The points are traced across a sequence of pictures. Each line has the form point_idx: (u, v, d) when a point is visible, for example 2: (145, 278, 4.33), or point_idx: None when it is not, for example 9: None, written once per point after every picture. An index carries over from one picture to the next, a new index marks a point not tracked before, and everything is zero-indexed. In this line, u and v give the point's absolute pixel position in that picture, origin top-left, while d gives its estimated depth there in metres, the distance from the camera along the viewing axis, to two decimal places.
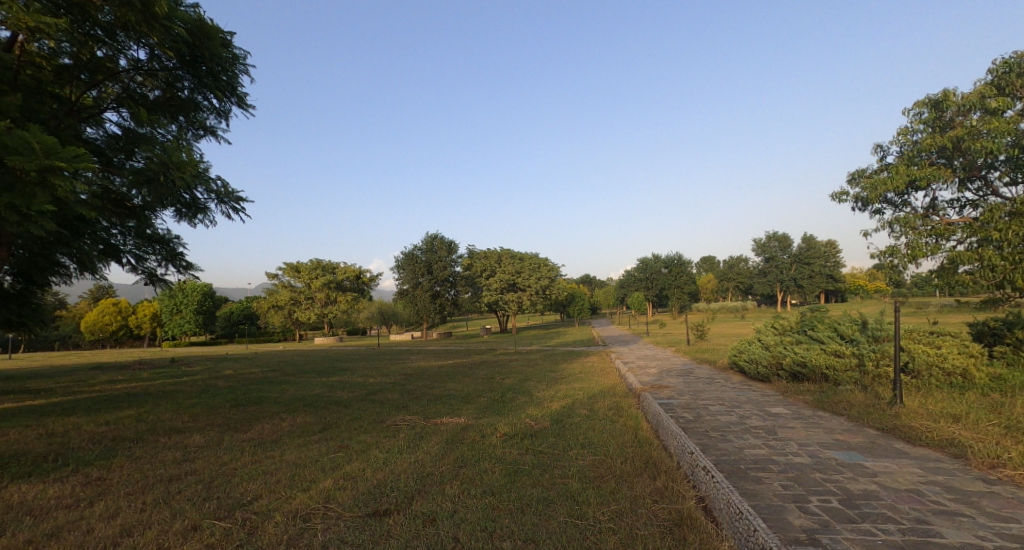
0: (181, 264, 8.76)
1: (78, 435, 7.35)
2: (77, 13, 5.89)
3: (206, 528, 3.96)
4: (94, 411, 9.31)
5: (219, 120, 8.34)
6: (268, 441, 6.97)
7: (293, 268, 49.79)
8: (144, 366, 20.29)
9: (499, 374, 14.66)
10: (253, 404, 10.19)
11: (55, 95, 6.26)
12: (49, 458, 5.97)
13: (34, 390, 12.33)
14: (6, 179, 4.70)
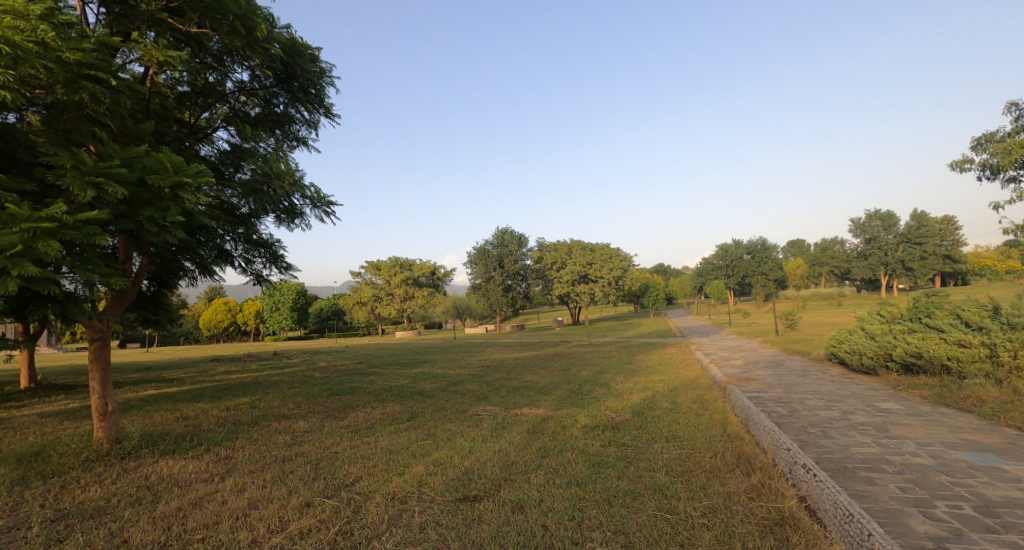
0: (282, 265, 9.54)
1: (207, 418, 8.35)
2: (193, 44, 6.63)
3: (318, 505, 4.35)
4: (216, 398, 10.50)
5: (310, 131, 8.97)
6: (363, 428, 7.49)
7: (375, 266, 53.08)
8: (253, 358, 22.63)
9: (575, 366, 14.63)
10: (347, 394, 10.99)
11: (177, 118, 7.06)
12: (186, 438, 6.84)
13: (168, 379, 14.16)
14: (146, 196, 5.42)
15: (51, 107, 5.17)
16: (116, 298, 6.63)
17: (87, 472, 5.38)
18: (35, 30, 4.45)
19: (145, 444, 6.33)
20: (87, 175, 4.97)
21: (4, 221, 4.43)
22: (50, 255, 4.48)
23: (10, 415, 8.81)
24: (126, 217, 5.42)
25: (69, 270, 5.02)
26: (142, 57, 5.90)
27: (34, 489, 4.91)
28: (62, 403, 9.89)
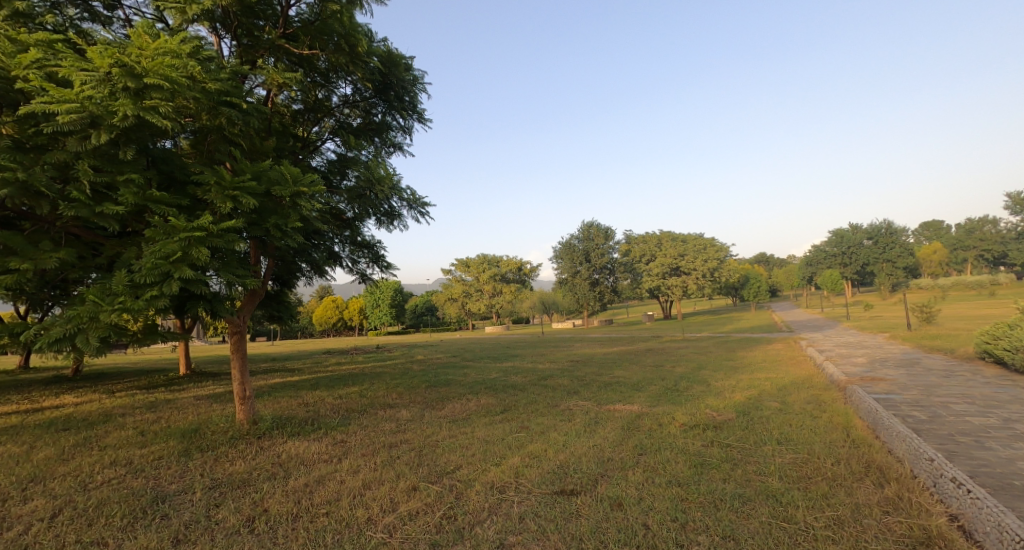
0: (384, 264, 10.20)
1: (324, 405, 9.20)
2: (305, 66, 7.31)
3: (423, 490, 4.61)
4: (330, 387, 11.54)
5: (405, 137, 9.48)
6: (460, 419, 7.79)
7: (464, 264, 54.98)
8: (359, 351, 24.55)
9: (669, 362, 14.03)
10: (444, 386, 11.52)
11: (294, 134, 7.81)
12: (308, 422, 7.61)
13: (290, 369, 15.84)
14: (271, 205, 6.11)
15: (197, 132, 5.94)
16: (249, 297, 7.51)
17: (233, 448, 6.18)
18: (185, 67, 5.15)
19: (276, 426, 7.12)
20: (227, 188, 5.67)
21: (167, 232, 5.21)
22: (201, 260, 5.20)
23: (172, 397, 10.39)
24: (257, 224, 6.12)
25: (215, 272, 5.79)
26: (267, 80, 6.60)
27: (194, 460, 5.75)
28: (210, 388, 11.45)
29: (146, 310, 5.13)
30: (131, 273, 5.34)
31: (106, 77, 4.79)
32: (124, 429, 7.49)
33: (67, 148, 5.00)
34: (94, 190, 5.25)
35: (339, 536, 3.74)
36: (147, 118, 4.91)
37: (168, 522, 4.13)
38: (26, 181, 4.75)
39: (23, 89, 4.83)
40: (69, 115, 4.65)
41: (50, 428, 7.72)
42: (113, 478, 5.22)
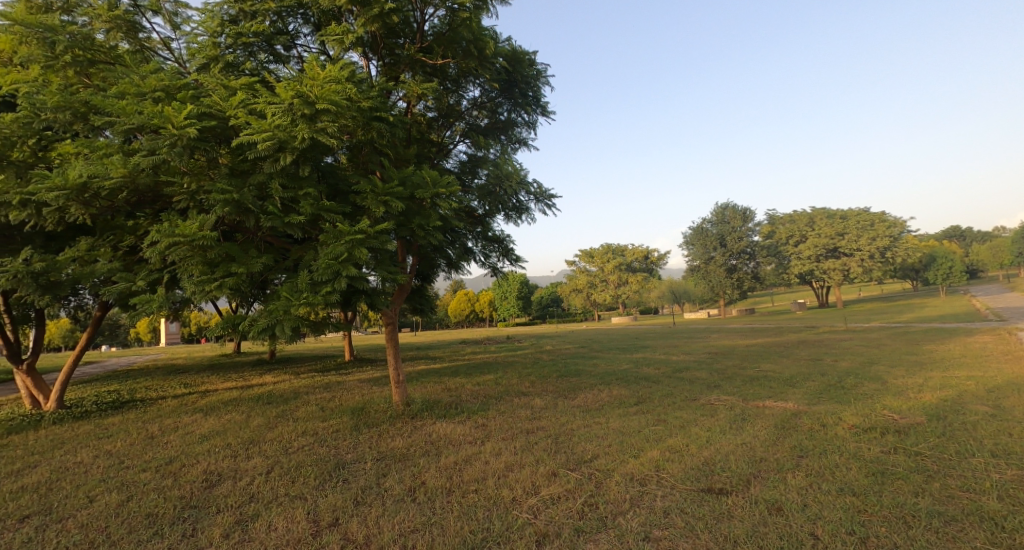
0: (513, 258, 10.52)
1: (465, 391, 9.87)
2: (439, 75, 7.84)
3: (563, 476, 4.70)
4: (468, 374, 12.33)
5: (530, 132, 9.65)
6: (593, 409, 7.78)
7: (588, 254, 54.64)
8: (491, 341, 25.83)
9: (828, 355, 12.36)
10: (574, 376, 11.59)
11: (431, 140, 8.41)
12: (453, 406, 8.24)
13: (433, 357, 17.28)
14: (415, 207, 6.78)
15: (354, 147, 6.73)
16: (399, 291, 8.35)
17: (393, 426, 6.95)
18: (345, 90, 5.88)
19: (426, 409, 7.85)
20: (380, 195, 6.36)
21: (336, 236, 6.05)
22: (362, 259, 5.93)
23: (341, 379, 12.01)
24: (403, 226, 6.79)
25: (373, 270, 6.55)
26: (408, 93, 7.26)
27: (363, 434, 6.58)
28: (369, 373, 13.01)
29: (324, 304, 5.99)
30: (311, 273, 6.28)
31: (289, 107, 5.66)
32: (308, 405, 8.88)
33: (264, 171, 6.02)
34: (282, 205, 6.25)
35: (489, 512, 3.99)
36: (319, 139, 5.71)
37: (348, 485, 4.80)
38: (238, 200, 5.82)
39: (232, 125, 5.91)
40: (265, 142, 5.58)
41: (257, 401, 9.46)
42: (305, 445, 6.23)
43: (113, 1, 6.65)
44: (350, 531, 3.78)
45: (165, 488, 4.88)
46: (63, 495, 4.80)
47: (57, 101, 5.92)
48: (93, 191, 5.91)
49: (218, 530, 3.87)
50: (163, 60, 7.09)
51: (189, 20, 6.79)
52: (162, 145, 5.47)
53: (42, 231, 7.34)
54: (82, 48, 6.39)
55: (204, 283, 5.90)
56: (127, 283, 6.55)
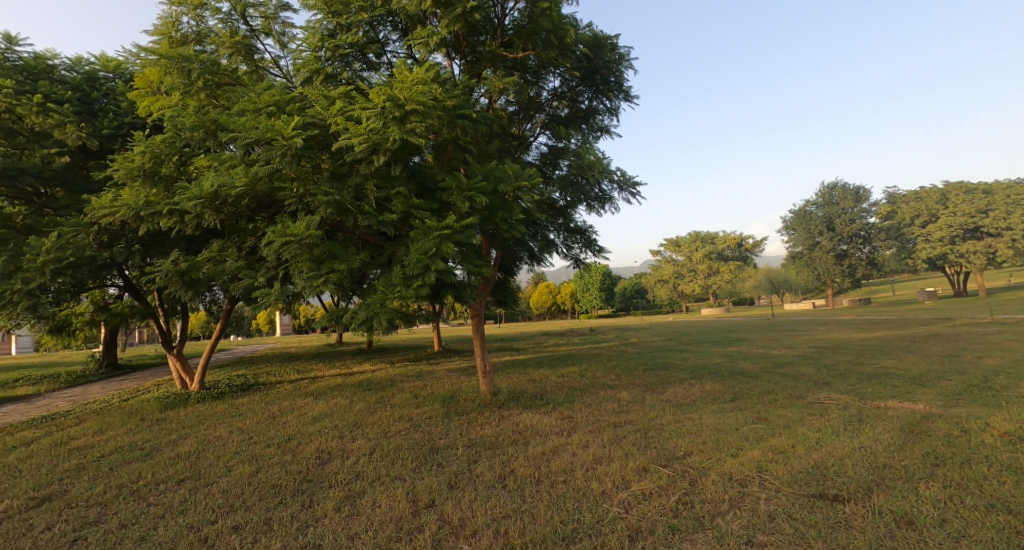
0: (596, 249, 10.28)
1: (549, 382, 9.92)
2: (519, 68, 7.87)
3: (654, 472, 4.56)
4: (553, 365, 12.37)
5: (612, 119, 9.37)
6: (685, 404, 7.45)
7: (674, 243, 52.37)
8: (573, 333, 25.68)
9: (967, 352, 10.76)
10: (662, 369, 11.19)
11: (513, 134, 8.49)
12: (538, 397, 8.32)
13: (517, 349, 17.56)
14: (499, 201, 6.95)
15: (439, 146, 6.99)
16: (484, 283, 8.56)
17: (481, 415, 7.17)
18: (431, 90, 6.12)
19: (512, 399, 8.00)
20: (465, 190, 6.57)
21: (425, 231, 6.33)
22: (449, 253, 6.17)
23: (431, 368, 12.60)
24: (487, 220, 6.96)
25: (460, 264, 6.79)
26: (490, 89, 7.40)
27: (453, 422, 6.86)
28: (457, 363, 13.52)
29: (416, 297, 6.31)
30: (404, 268, 6.64)
31: (381, 111, 5.99)
32: (403, 392, 9.43)
33: (360, 173, 6.45)
34: (376, 204, 6.67)
35: (579, 504, 3.98)
36: (408, 139, 6.01)
37: (442, 469, 5.04)
38: (338, 201, 6.29)
39: (333, 132, 6.39)
40: (361, 146, 5.96)
41: (358, 388, 10.22)
42: (401, 430, 6.64)
43: (234, 28, 7.44)
44: (446, 513, 3.95)
45: (286, 463, 5.46)
46: (207, 464, 5.54)
47: (193, 122, 6.77)
48: (222, 198, 6.69)
49: (331, 504, 4.24)
50: (274, 77, 7.81)
51: (294, 39, 7.41)
52: (276, 155, 6.07)
53: (183, 236, 8.47)
54: (211, 73, 7.23)
55: (312, 278, 6.46)
56: (249, 280, 7.37)
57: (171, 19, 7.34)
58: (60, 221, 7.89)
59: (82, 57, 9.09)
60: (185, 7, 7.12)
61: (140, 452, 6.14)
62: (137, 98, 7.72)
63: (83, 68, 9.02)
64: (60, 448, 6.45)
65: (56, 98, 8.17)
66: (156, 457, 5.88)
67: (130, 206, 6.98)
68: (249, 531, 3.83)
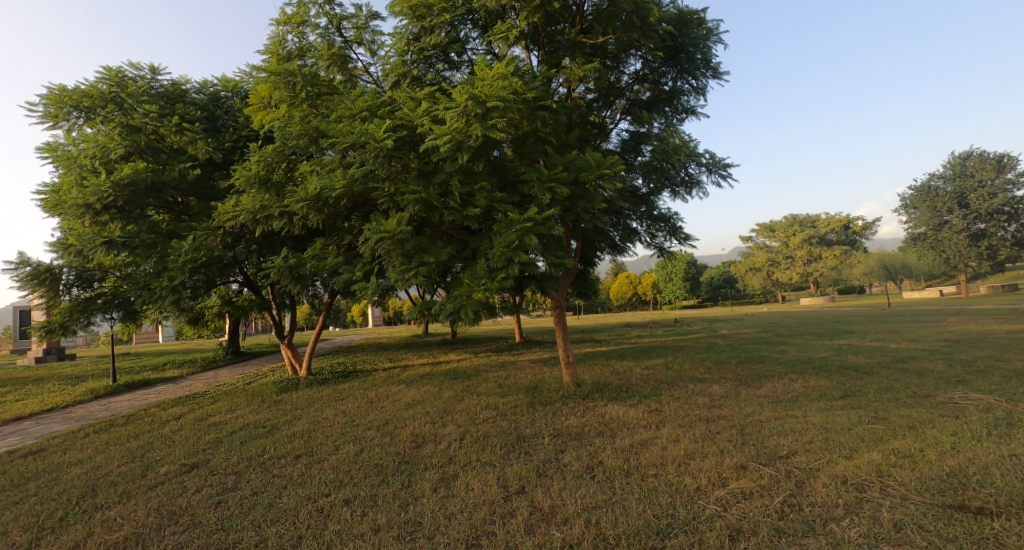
0: (681, 237, 9.77)
1: (634, 374, 9.70)
2: (599, 54, 7.68)
3: (754, 470, 4.32)
4: (637, 357, 12.07)
5: (698, 99, 8.85)
6: (786, 400, 6.92)
7: (768, 228, 48.63)
8: (657, 325, 24.84)
9: None
10: (758, 363, 10.48)
11: (592, 122, 8.31)
12: (623, 389, 8.17)
13: (599, 340, 17.32)
14: (579, 191, 6.89)
15: (519, 139, 7.04)
16: (565, 274, 8.54)
17: (566, 405, 7.20)
18: (512, 84, 6.18)
19: (596, 390, 7.92)
20: (546, 182, 6.58)
21: (508, 224, 6.45)
22: (532, 246, 6.21)
23: (514, 359, 12.83)
24: (568, 210, 6.93)
25: (541, 256, 6.82)
26: (570, 78, 7.32)
27: (538, 412, 6.95)
28: (539, 354, 13.65)
29: (500, 289, 6.44)
30: (487, 261, 6.79)
31: (464, 109, 6.15)
32: (488, 381, 9.71)
33: (445, 170, 6.69)
34: (461, 200, 6.88)
35: (672, 499, 3.88)
36: (490, 134, 6.13)
37: (530, 457, 5.13)
38: (425, 198, 6.59)
39: (419, 132, 6.68)
40: (446, 144, 6.16)
41: (446, 377, 10.67)
42: (488, 418, 6.84)
43: (330, 41, 8.00)
44: (537, 499, 4.04)
45: (385, 444, 5.86)
46: (318, 443, 6.11)
47: (298, 131, 7.40)
48: (323, 200, 7.28)
49: (428, 484, 4.50)
50: (365, 84, 8.29)
51: (383, 45, 7.81)
52: (370, 157, 6.48)
53: (291, 236, 9.33)
54: (311, 84, 7.84)
55: (403, 273, 6.83)
56: (348, 275, 7.96)
57: (278, 39, 8.05)
58: (194, 226, 9.04)
59: (208, 79, 10.27)
60: (289, 25, 7.77)
61: (263, 429, 6.91)
62: (252, 112, 8.57)
63: (209, 90, 10.22)
64: (200, 424, 7.44)
65: (189, 118, 9.33)
66: (276, 435, 6.58)
67: (248, 210, 7.81)
68: (358, 505, 4.17)
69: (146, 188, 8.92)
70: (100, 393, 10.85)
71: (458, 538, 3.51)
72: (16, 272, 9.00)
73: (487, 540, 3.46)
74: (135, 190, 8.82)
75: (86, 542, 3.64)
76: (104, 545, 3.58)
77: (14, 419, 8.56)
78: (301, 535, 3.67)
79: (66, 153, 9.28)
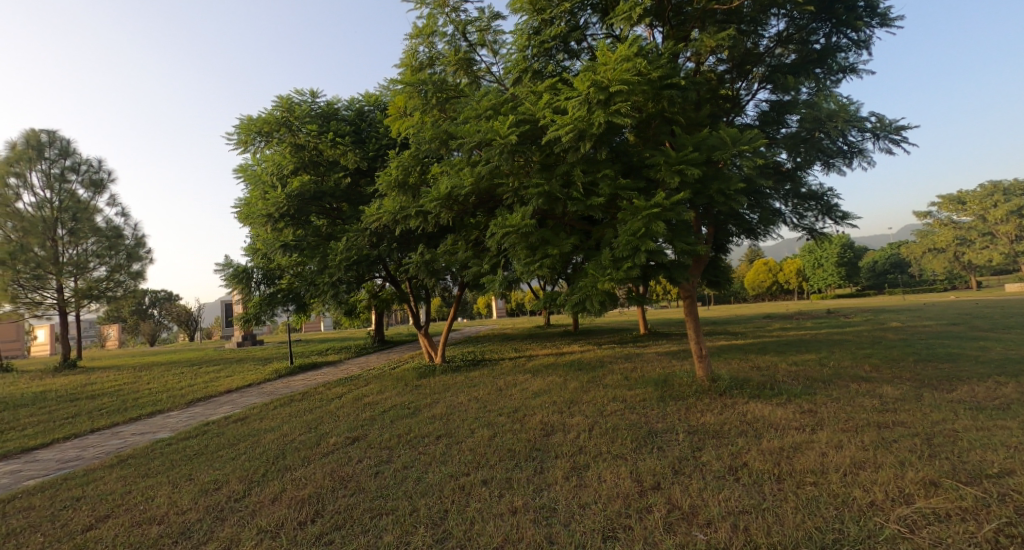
0: (837, 216, 8.54)
1: (780, 370, 8.76)
2: (734, 19, 6.99)
3: (949, 489, 3.63)
4: (782, 352, 10.88)
5: (859, 55, 7.63)
6: (990, 408, 5.68)
7: (955, 200, 40.33)
8: (806, 316, 22.13)
9: None
10: (946, 361, 8.76)
11: (724, 95, 7.63)
12: (767, 386, 7.43)
13: (735, 333, 15.97)
14: (712, 171, 6.43)
15: (644, 122, 6.75)
16: (696, 262, 8.00)
17: (701, 401, 6.77)
18: (636, 66, 5.93)
19: (735, 386, 7.32)
20: (674, 164, 6.23)
21: (634, 212, 6.24)
22: (660, 233, 5.93)
23: (640, 351, 12.41)
24: (700, 193, 6.48)
25: (670, 243, 6.47)
26: (699, 51, 6.82)
27: (670, 406, 6.64)
28: (667, 346, 13.03)
29: (626, 279, 6.23)
30: (612, 251, 6.64)
31: (586, 97, 6.06)
32: (614, 373, 9.53)
33: (568, 160, 6.67)
34: (584, 190, 6.81)
35: (839, 512, 3.44)
36: (614, 120, 5.96)
37: (664, 453, 4.93)
38: (548, 191, 6.66)
39: (541, 125, 6.75)
40: (568, 135, 6.13)
41: (571, 367, 10.72)
42: (617, 410, 6.71)
43: (457, 46, 8.42)
44: (675, 497, 3.87)
45: (517, 431, 6.09)
46: (456, 425, 6.56)
47: (430, 135, 7.94)
48: (454, 198, 7.74)
49: (560, 472, 4.57)
50: (488, 84, 8.60)
51: (504, 44, 8.01)
52: (495, 154, 6.73)
53: (426, 234, 10.09)
54: (441, 90, 8.35)
55: (528, 264, 6.98)
56: (477, 268, 8.37)
57: (411, 51, 8.69)
58: (347, 229, 10.25)
59: (354, 97, 11.51)
60: (421, 37, 8.36)
61: (408, 411, 7.61)
62: (390, 122, 9.41)
63: (356, 106, 11.47)
64: (357, 402, 8.45)
65: (340, 133, 10.58)
66: (419, 416, 7.21)
67: (390, 212, 8.63)
68: (495, 486, 4.39)
69: (310, 197, 10.34)
70: (282, 372, 12.90)
71: (595, 527, 3.51)
72: (222, 273, 11.17)
73: (624, 533, 3.41)
74: (302, 199, 10.29)
75: (281, 496, 4.36)
76: (294, 500, 4.25)
77: (225, 391, 10.57)
78: (447, 509, 3.98)
79: (253, 172, 11.12)
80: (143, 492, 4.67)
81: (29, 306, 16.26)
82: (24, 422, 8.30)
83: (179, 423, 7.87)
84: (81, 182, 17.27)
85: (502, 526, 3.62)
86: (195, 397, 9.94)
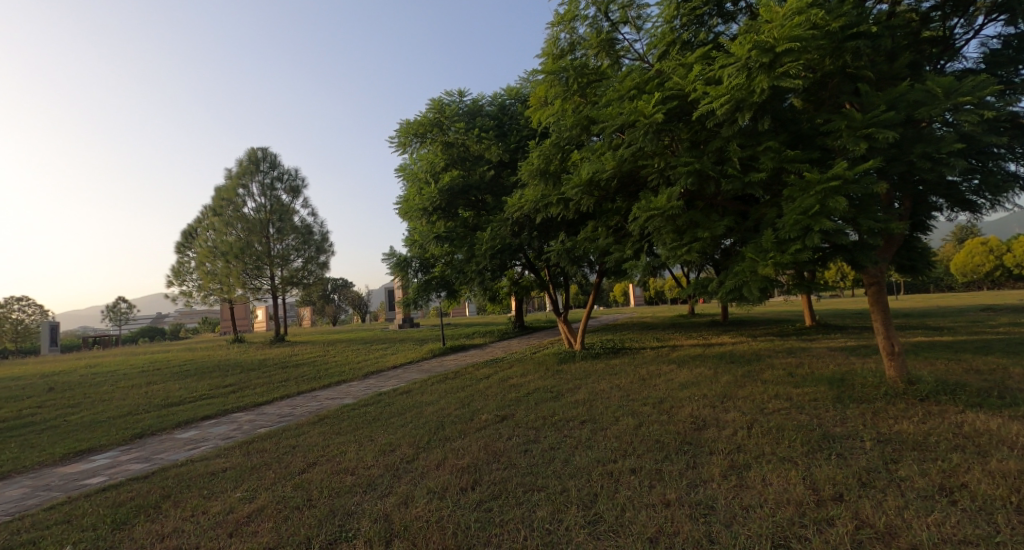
0: None
1: (1010, 375, 6.99)
2: None
3: None
4: (1011, 353, 8.69)
5: None
6: None
7: None
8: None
9: None
10: None
11: (930, 38, 6.27)
12: (991, 393, 6.00)
13: (939, 327, 13.18)
14: (913, 132, 5.37)
15: (819, 83, 5.87)
16: (887, 243, 6.76)
17: (893, 406, 5.74)
18: (810, 18, 5.16)
19: (943, 392, 6.04)
20: (860, 128, 5.31)
21: (804, 188, 5.49)
22: (839, 209, 5.12)
23: (808, 345, 10.97)
24: (895, 160, 5.44)
25: (852, 222, 5.55)
26: None
27: (851, 409, 5.76)
28: (843, 341, 11.32)
29: (795, 263, 5.51)
30: (776, 232, 5.93)
31: (745, 63, 5.46)
32: (775, 369, 8.59)
33: (722, 135, 6.11)
34: (742, 166, 6.18)
35: None
36: (780, 84, 5.28)
37: (845, 461, 4.30)
38: (699, 169, 6.19)
39: (691, 99, 6.27)
40: (723, 107, 5.59)
41: (723, 360, 9.92)
42: (781, 409, 6.04)
43: (598, 28, 8.23)
44: (864, 513, 3.35)
45: (665, 422, 5.84)
46: (599, 412, 6.53)
47: (571, 122, 7.91)
48: (595, 183, 7.63)
49: (717, 470, 4.28)
50: (631, 62, 8.26)
51: (649, 17, 7.59)
52: (639, 135, 6.45)
53: (566, 220, 10.16)
54: (581, 75, 8.27)
55: (675, 249, 6.59)
56: (619, 254, 8.16)
57: (552, 40, 8.72)
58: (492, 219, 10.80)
59: (497, 92, 12.01)
60: (562, 24, 8.34)
61: (551, 394, 7.80)
62: (531, 113, 9.58)
63: (498, 101, 11.98)
64: (504, 383, 8.93)
65: (484, 128, 11.13)
66: (563, 400, 7.35)
67: (533, 200, 8.86)
68: (645, 476, 4.27)
69: (459, 191, 11.13)
70: (437, 352, 14.20)
71: (762, 533, 3.21)
72: (388, 262, 12.62)
73: (800, 544, 3.06)
74: (452, 193, 11.15)
75: (444, 463, 4.80)
76: (455, 467, 4.66)
77: (392, 367, 12.00)
78: (597, 493, 3.99)
79: (411, 171, 12.33)
80: (338, 447, 5.54)
81: (253, 291, 20.20)
82: (253, 383, 10.45)
83: (359, 391, 9.16)
84: (285, 190, 20.91)
85: (655, 518, 3.52)
86: (369, 370, 11.48)
